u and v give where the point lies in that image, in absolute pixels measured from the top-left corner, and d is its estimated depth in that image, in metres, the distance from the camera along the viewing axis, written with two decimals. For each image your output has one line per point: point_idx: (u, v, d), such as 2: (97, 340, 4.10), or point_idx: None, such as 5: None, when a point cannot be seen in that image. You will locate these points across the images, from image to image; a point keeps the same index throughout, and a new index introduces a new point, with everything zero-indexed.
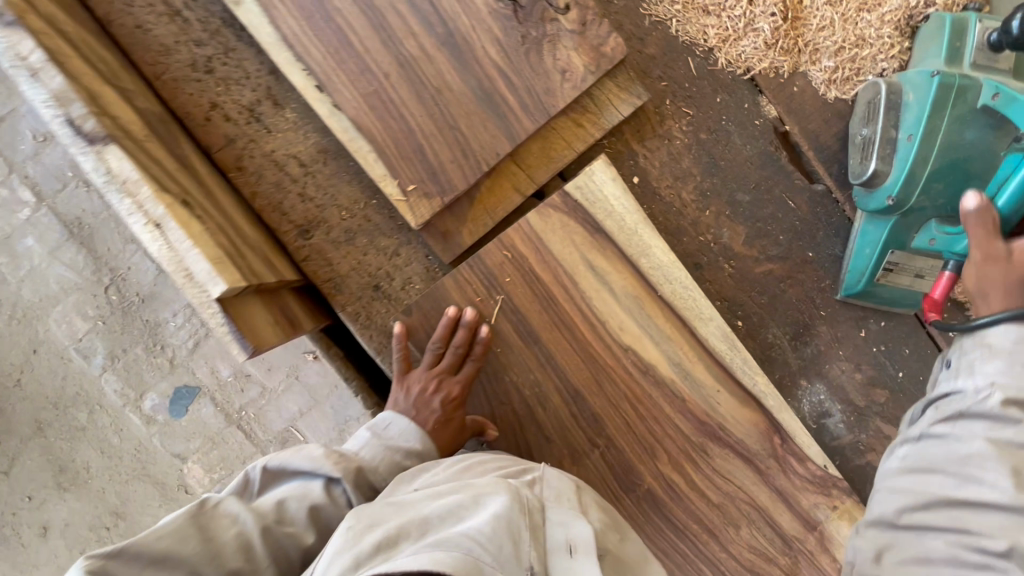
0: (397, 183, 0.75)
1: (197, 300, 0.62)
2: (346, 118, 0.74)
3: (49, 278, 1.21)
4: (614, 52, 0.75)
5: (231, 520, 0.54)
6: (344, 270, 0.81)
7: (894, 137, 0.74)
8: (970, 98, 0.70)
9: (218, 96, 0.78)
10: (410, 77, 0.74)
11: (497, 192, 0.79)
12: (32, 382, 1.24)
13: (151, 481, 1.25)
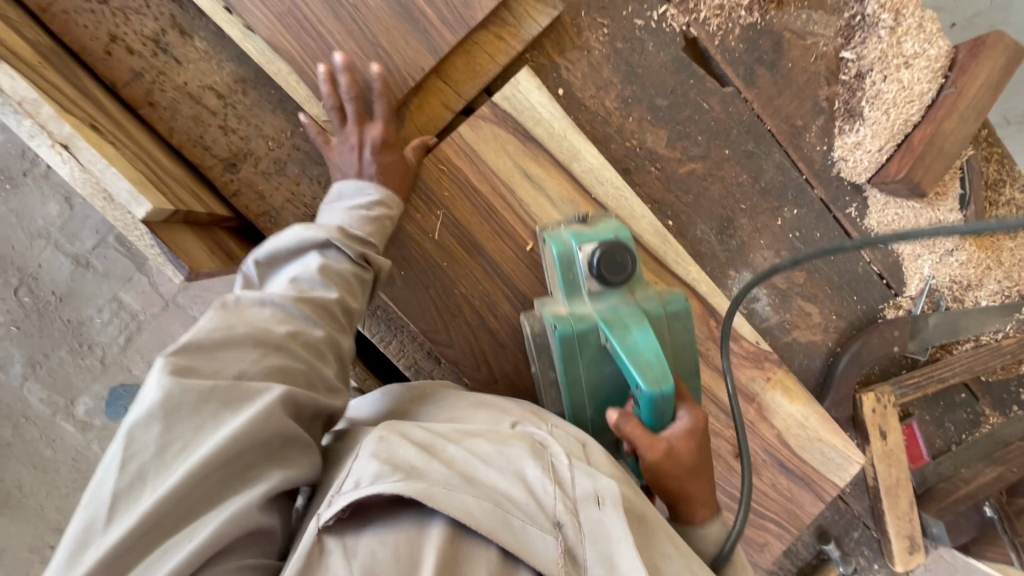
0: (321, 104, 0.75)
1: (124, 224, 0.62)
2: (262, 40, 0.72)
3: None
4: None
5: (264, 310, 0.53)
6: (277, 203, 0.80)
7: (554, 378, 0.75)
8: (592, 344, 0.69)
9: (116, 27, 0.74)
10: None
11: (426, 109, 0.81)
12: None
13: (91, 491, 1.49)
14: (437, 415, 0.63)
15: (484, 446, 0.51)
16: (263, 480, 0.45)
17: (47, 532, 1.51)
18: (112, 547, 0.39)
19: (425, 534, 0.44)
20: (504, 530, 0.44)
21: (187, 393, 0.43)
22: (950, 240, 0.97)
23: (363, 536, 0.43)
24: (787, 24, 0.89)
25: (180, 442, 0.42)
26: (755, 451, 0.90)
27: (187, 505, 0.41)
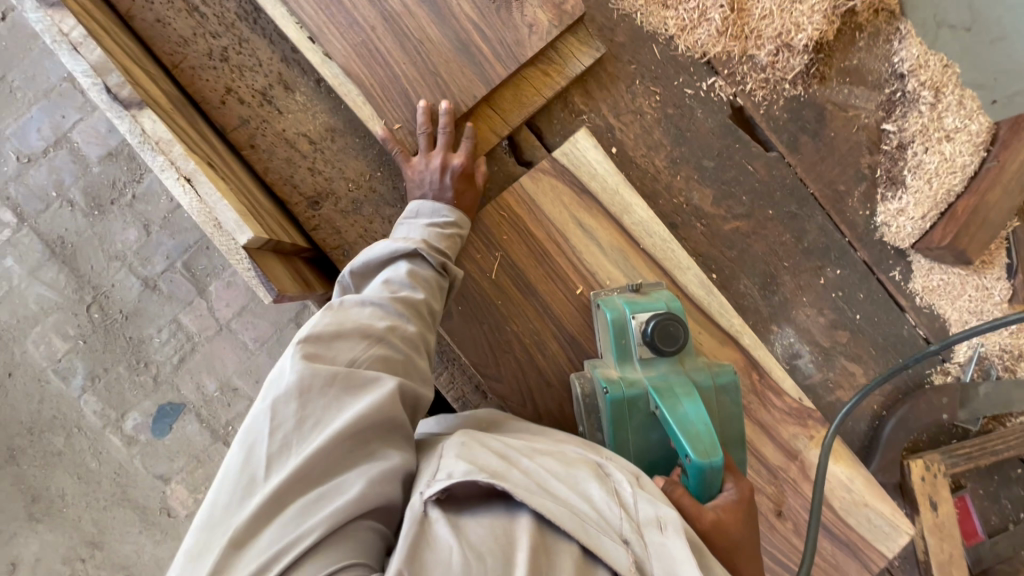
0: (382, 123, 0.82)
1: (227, 248, 0.70)
2: (336, 66, 0.82)
3: (30, 297, 1.56)
4: (574, 9, 0.83)
5: (365, 308, 0.61)
6: (351, 238, 0.88)
7: (601, 440, 0.79)
8: (641, 407, 0.74)
9: (232, 81, 0.86)
10: (409, 57, 0.82)
11: (474, 133, 0.87)
12: (12, 410, 1.57)
13: (131, 502, 1.58)
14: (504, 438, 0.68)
15: (554, 463, 0.56)
16: (379, 456, 0.52)
17: (83, 543, 1.58)
18: (269, 499, 0.46)
19: (512, 524, 0.48)
20: (581, 530, 0.48)
21: (321, 376, 0.52)
22: (997, 309, 0.98)
23: (457, 521, 0.48)
24: (830, 97, 0.95)
25: (316, 416, 0.50)
26: (799, 511, 0.88)
27: (322, 469, 0.49)
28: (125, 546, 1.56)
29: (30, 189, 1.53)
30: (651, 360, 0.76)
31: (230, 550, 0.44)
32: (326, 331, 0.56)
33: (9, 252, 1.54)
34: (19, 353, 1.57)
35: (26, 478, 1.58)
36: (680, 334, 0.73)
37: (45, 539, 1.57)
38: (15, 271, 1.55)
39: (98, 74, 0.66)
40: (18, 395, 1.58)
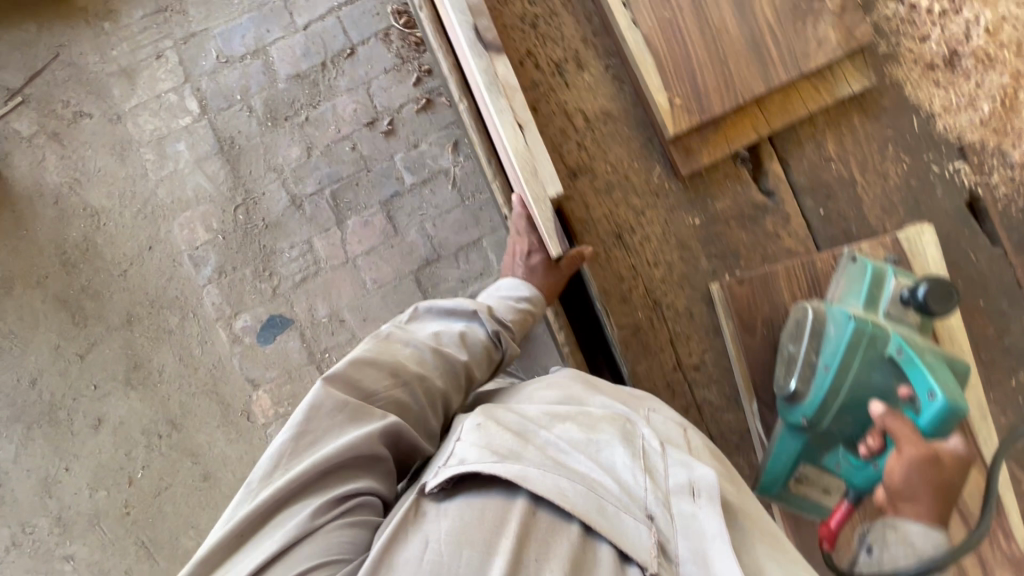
0: (667, 94, 0.89)
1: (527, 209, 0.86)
2: (641, 34, 0.89)
3: (190, 182, 1.96)
4: (862, 35, 0.90)
5: (403, 346, 0.98)
6: (596, 217, 0.96)
7: (814, 362, 0.85)
8: (878, 345, 0.81)
9: (536, 46, 0.96)
10: (721, 72, 0.88)
11: (738, 127, 0.93)
12: (138, 271, 1.96)
13: (220, 397, 1.97)
14: (553, 397, 0.89)
15: (576, 434, 0.80)
16: (366, 435, 0.82)
17: (163, 422, 1.96)
18: (274, 479, 0.77)
19: (516, 502, 0.70)
20: (595, 493, 0.71)
21: (331, 403, 0.83)
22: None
23: (449, 509, 0.71)
24: None
25: (314, 438, 0.81)
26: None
27: (323, 437, 0.81)
28: (264, 427, 1.96)
29: (216, 83, 1.96)
30: (896, 318, 0.84)
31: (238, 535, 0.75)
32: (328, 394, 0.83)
33: (182, 139, 1.95)
34: (164, 232, 1.96)
35: (98, 336, 1.96)
36: (955, 297, 0.79)
37: (133, 405, 1.96)
38: (183, 152, 1.96)
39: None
40: (146, 259, 1.96)
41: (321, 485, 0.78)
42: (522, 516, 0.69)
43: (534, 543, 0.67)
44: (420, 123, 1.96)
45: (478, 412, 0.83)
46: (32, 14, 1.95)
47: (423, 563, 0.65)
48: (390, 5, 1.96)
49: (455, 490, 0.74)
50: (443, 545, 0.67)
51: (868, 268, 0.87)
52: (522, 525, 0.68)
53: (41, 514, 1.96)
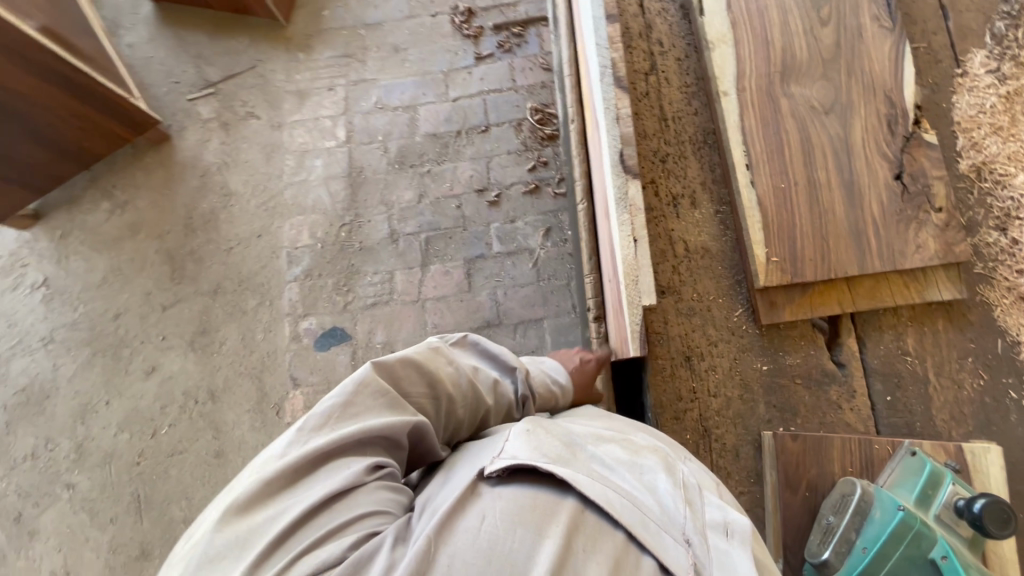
0: (765, 250, 0.99)
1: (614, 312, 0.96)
2: (756, 193, 1.01)
3: (313, 192, 2.22)
4: (960, 254, 0.97)
5: (448, 363, 1.03)
6: (671, 333, 1.03)
7: (852, 539, 0.89)
8: (924, 546, 0.85)
9: (659, 177, 1.10)
10: (820, 246, 0.98)
11: (824, 296, 1.00)
12: (241, 251, 2.19)
13: (261, 385, 2.08)
14: (596, 427, 0.95)
15: (621, 456, 0.86)
16: (406, 418, 0.91)
17: (205, 389, 2.09)
18: (320, 437, 0.83)
19: (566, 500, 0.75)
20: (637, 509, 0.77)
21: (379, 386, 0.91)
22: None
23: (504, 492, 0.76)
24: None
25: (358, 411, 0.88)
26: None
27: (369, 411, 0.88)
28: (287, 427, 2.03)
29: (367, 122, 2.27)
30: (946, 523, 0.87)
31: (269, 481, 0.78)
32: (375, 381, 0.90)
33: (321, 157, 2.25)
34: (275, 226, 2.20)
35: (185, 295, 2.17)
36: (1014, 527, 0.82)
37: (187, 366, 2.11)
38: (318, 167, 2.24)
39: (613, 125, 0.91)
40: (252, 244, 2.19)
41: (362, 452, 0.85)
42: (574, 515, 0.74)
43: (582, 536, 0.72)
44: (524, 203, 2.15)
45: (528, 420, 0.89)
46: (249, 31, 2.38)
47: (481, 530, 0.71)
48: (530, 101, 2.25)
49: (513, 479, 0.79)
50: (499, 525, 0.72)
51: (926, 466, 0.90)
52: (574, 523, 0.73)
53: (67, 436, 2.09)
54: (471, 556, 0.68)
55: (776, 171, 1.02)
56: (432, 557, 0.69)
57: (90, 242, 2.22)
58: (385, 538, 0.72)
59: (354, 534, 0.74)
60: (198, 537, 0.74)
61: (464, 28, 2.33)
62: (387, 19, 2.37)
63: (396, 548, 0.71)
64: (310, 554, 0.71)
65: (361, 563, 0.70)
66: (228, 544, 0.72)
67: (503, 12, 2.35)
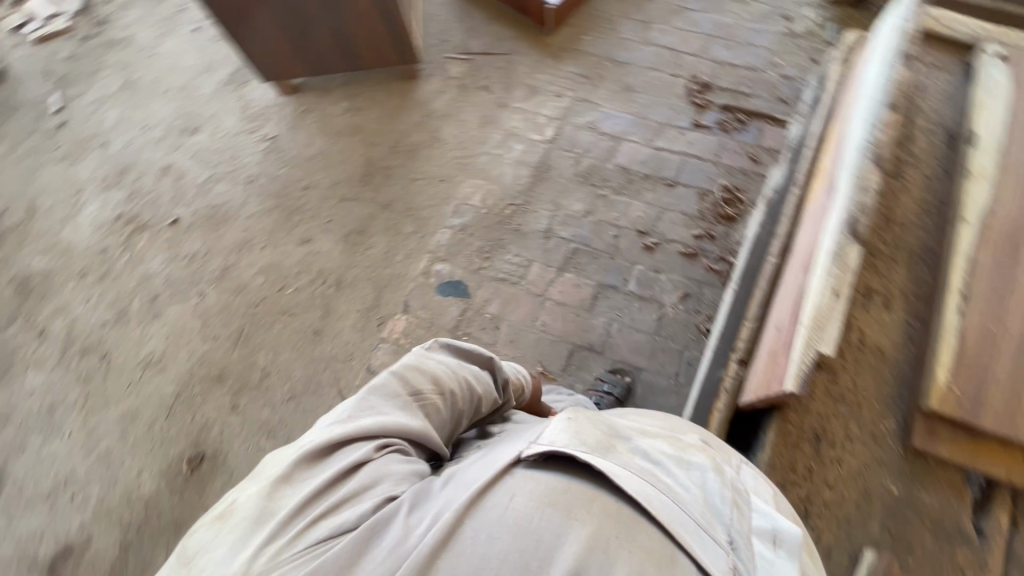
0: (949, 377, 1.05)
1: (770, 356, 1.04)
2: (961, 323, 1.09)
3: (502, 167, 2.47)
4: None
5: (430, 364, 1.12)
6: (812, 410, 1.13)
7: None
8: None
9: (871, 278, 1.24)
10: (1010, 398, 1.02)
11: (991, 453, 1.03)
12: (422, 186, 2.48)
13: (379, 296, 2.29)
14: (640, 426, 0.97)
15: (671, 454, 0.89)
16: (411, 419, 0.98)
17: (335, 276, 2.35)
18: (333, 428, 0.90)
19: (598, 492, 0.76)
20: (678, 507, 0.79)
21: (387, 388, 1.01)
22: None
23: (535, 475, 0.78)
24: None
25: (371, 407, 0.96)
26: None
27: (380, 406, 0.96)
28: (379, 341, 2.20)
29: (574, 134, 2.51)
30: None
31: (288, 471, 0.83)
32: (382, 387, 1.00)
33: (523, 144, 2.51)
34: (458, 179, 2.47)
35: (363, 198, 2.49)
36: None
37: (333, 251, 2.40)
38: (516, 150, 2.50)
39: (855, 193, 1.10)
40: (433, 184, 2.47)
41: (372, 433, 0.91)
42: (609, 508, 0.75)
43: (614, 529, 0.72)
44: (676, 260, 2.20)
45: (568, 409, 0.91)
46: (520, 32, 2.81)
47: (507, 507, 0.73)
48: (725, 180, 2.33)
49: (548, 465, 0.80)
50: (527, 505, 0.73)
51: None
52: (608, 514, 0.74)
53: (221, 256, 2.45)
54: (495, 533, 0.70)
55: (991, 314, 1.09)
56: (455, 530, 0.71)
57: (320, 126, 2.67)
58: (401, 506, 0.76)
59: (369, 502, 0.78)
60: (234, 515, 0.78)
61: (694, 96, 2.52)
62: (632, 63, 2.66)
63: (412, 518, 0.74)
64: (328, 518, 0.75)
65: (378, 526, 0.73)
66: (247, 521, 0.77)
67: (736, 97, 2.51)
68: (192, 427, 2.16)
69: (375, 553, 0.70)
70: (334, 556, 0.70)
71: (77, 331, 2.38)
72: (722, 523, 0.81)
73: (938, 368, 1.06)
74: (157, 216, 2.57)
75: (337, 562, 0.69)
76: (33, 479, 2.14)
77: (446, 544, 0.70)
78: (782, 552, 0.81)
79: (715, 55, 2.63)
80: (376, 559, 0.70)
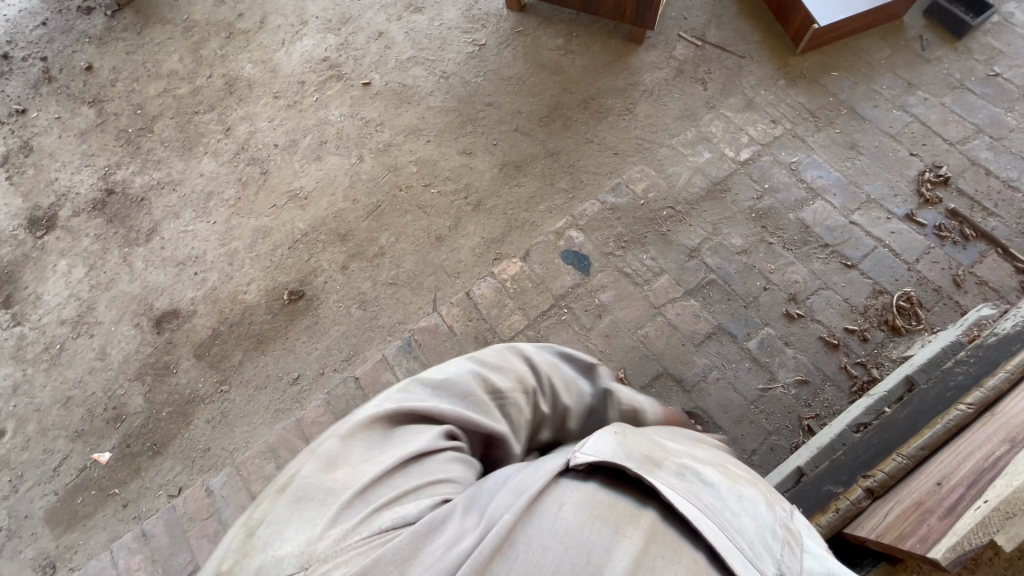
0: None
1: (911, 506, 0.94)
2: None
3: (680, 166, 2.33)
4: None
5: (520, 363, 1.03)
6: None
7: None
8: None
9: None
10: None
11: None
12: (595, 150, 2.41)
13: (507, 233, 2.30)
14: (683, 449, 0.84)
15: (718, 475, 0.76)
16: (474, 413, 0.90)
17: (478, 196, 2.39)
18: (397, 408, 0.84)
19: (643, 513, 0.68)
20: (726, 534, 0.67)
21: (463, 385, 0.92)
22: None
23: (582, 487, 0.69)
24: None
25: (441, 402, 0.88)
26: None
27: (441, 402, 0.89)
28: (488, 273, 2.23)
29: (770, 166, 2.29)
30: None
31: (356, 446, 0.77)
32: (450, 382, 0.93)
33: (712, 153, 2.34)
34: (631, 159, 2.37)
35: (534, 136, 2.47)
36: None
37: (486, 172, 2.43)
38: (702, 156, 2.34)
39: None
40: (604, 154, 2.40)
41: (432, 423, 0.85)
42: (654, 529, 0.67)
43: (661, 557, 0.64)
44: (810, 343, 2.00)
45: (614, 424, 0.81)
46: (765, 39, 2.58)
47: (558, 515, 0.65)
48: (911, 288, 2.04)
49: (594, 478, 0.71)
50: (577, 514, 0.65)
51: None
52: (653, 535, 0.66)
53: (390, 132, 2.57)
54: (546, 541, 0.63)
55: None
56: (509, 537, 0.63)
57: (528, 52, 2.66)
58: (456, 506, 0.69)
59: (428, 500, 0.71)
60: (293, 486, 0.69)
61: (924, 186, 2.19)
62: (871, 121, 2.35)
63: (464, 520, 0.67)
64: (389, 509, 0.68)
65: (435, 525, 0.66)
66: (308, 498, 0.67)
67: (972, 208, 2.15)
68: (304, 266, 2.36)
69: (431, 550, 0.63)
70: (396, 548, 0.62)
71: (253, 141, 2.64)
72: (772, 556, 0.67)
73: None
74: (354, 72, 2.73)
75: (399, 558, 0.62)
76: (174, 244, 2.47)
77: (501, 549, 0.62)
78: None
79: (972, 152, 2.25)
80: (433, 558, 0.62)
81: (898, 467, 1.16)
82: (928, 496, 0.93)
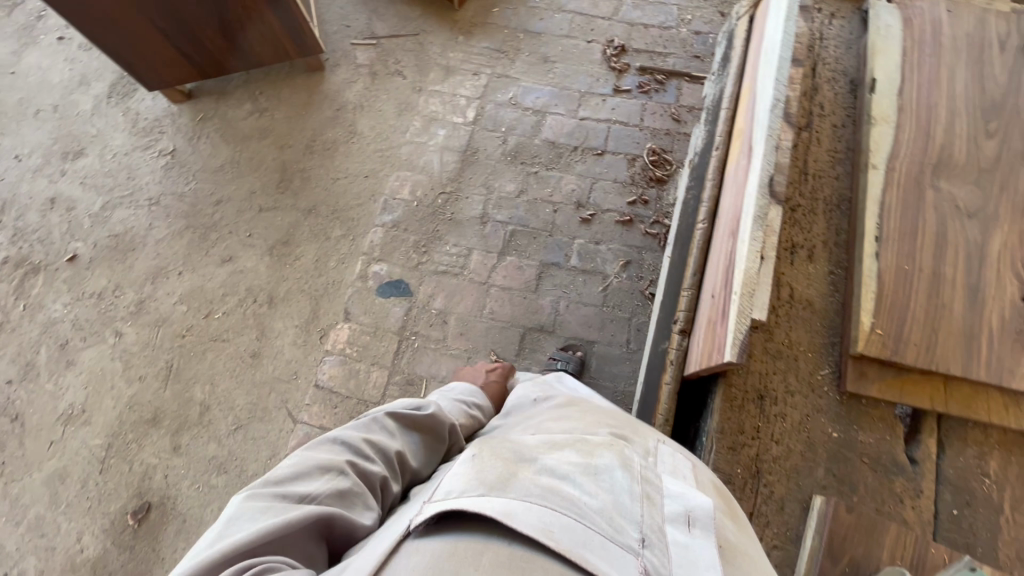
0: (872, 322, 1.10)
1: (707, 326, 1.11)
2: (878, 265, 1.14)
3: (427, 155, 2.37)
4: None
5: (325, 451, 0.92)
6: (752, 370, 1.16)
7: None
8: None
9: (798, 238, 1.25)
10: (932, 328, 1.08)
11: (918, 387, 1.09)
12: (347, 184, 2.35)
13: (317, 306, 2.17)
14: (561, 430, 0.90)
15: (577, 456, 0.79)
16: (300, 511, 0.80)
17: (267, 291, 2.21)
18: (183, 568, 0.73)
19: (493, 542, 0.66)
20: (582, 524, 0.68)
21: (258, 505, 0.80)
22: None
23: (424, 546, 0.67)
24: None
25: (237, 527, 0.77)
26: None
27: (242, 524, 0.77)
28: (324, 353, 2.09)
29: (496, 111, 2.44)
30: None
31: None
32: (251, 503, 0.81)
33: (445, 128, 2.41)
34: (384, 173, 2.36)
35: (283, 205, 2.33)
36: None
37: (260, 265, 2.25)
38: (439, 135, 2.41)
39: (770, 153, 1.07)
40: (356, 182, 2.35)
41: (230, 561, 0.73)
42: (503, 559, 0.64)
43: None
44: (613, 230, 2.21)
45: (477, 445, 0.81)
46: (425, 9, 2.69)
47: None
48: (651, 142, 2.34)
49: (444, 528, 0.69)
50: None
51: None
52: (501, 565, 0.64)
53: (134, 288, 2.24)
54: None
55: (903, 254, 1.14)
56: None
57: (224, 133, 2.47)
58: None
59: None
60: None
61: (611, 61, 2.50)
62: (545, 32, 2.60)
63: None
64: None
65: None
66: None
67: (652, 58, 2.51)
68: (131, 477, 2.00)
69: None
70: None
71: None
72: (631, 521, 0.71)
73: (860, 315, 1.11)
74: (51, 254, 2.31)
75: None
76: None
77: None
78: (702, 535, 0.74)
79: (626, 17, 2.61)
80: None
81: (689, 299, 1.33)
82: (712, 310, 1.11)
